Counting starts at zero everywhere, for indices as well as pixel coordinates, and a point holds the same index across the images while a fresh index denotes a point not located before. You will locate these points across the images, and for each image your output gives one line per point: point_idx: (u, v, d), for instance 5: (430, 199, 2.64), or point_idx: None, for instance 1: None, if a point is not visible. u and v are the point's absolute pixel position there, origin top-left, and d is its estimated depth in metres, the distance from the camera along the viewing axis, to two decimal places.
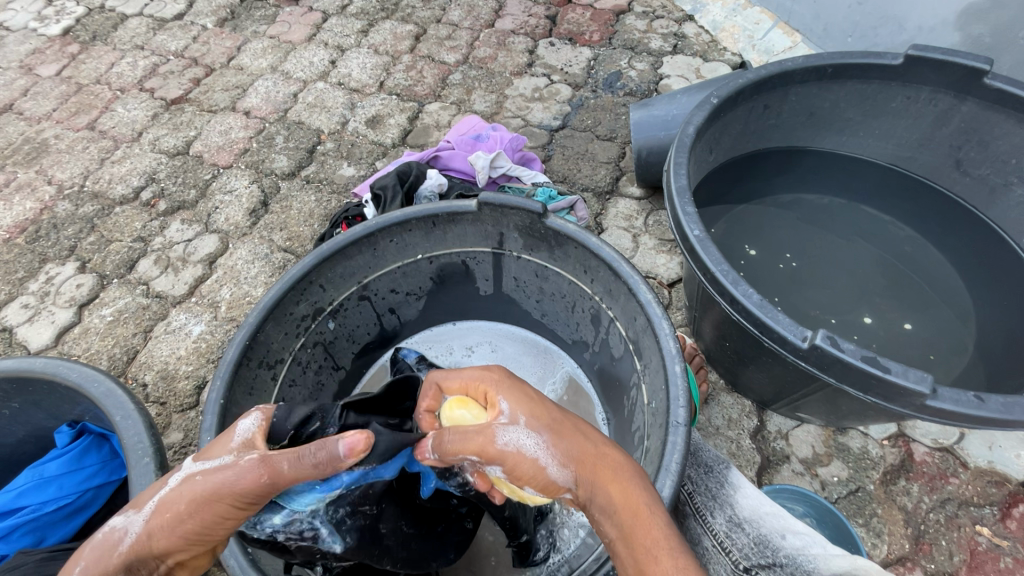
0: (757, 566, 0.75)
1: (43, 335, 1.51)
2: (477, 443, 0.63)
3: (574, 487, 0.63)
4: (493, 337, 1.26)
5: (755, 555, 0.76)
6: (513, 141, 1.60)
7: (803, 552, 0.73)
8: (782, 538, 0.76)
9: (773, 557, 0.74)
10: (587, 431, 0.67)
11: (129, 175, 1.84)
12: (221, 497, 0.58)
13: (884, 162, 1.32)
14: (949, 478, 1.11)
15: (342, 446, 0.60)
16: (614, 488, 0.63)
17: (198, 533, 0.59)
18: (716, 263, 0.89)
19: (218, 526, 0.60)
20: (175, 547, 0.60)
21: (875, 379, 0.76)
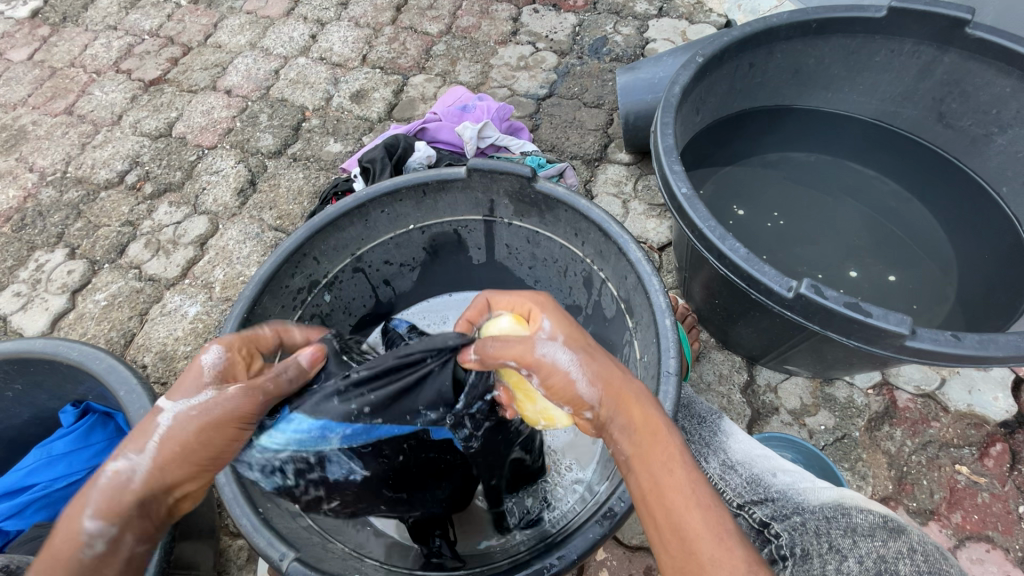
0: (749, 502, 0.78)
1: (38, 322, 1.51)
2: (517, 350, 0.67)
3: (597, 406, 0.65)
4: None
5: (747, 492, 0.80)
6: (500, 111, 1.58)
7: (793, 486, 0.78)
8: (774, 476, 0.81)
9: (764, 493, 0.79)
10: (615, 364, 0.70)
11: (112, 159, 1.81)
12: (227, 420, 0.64)
13: (869, 118, 1.33)
14: (930, 422, 1.16)
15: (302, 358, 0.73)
16: (634, 412, 0.64)
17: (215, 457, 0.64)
18: (703, 219, 0.90)
19: (228, 448, 0.65)
20: (188, 478, 0.63)
21: (857, 324, 0.79)
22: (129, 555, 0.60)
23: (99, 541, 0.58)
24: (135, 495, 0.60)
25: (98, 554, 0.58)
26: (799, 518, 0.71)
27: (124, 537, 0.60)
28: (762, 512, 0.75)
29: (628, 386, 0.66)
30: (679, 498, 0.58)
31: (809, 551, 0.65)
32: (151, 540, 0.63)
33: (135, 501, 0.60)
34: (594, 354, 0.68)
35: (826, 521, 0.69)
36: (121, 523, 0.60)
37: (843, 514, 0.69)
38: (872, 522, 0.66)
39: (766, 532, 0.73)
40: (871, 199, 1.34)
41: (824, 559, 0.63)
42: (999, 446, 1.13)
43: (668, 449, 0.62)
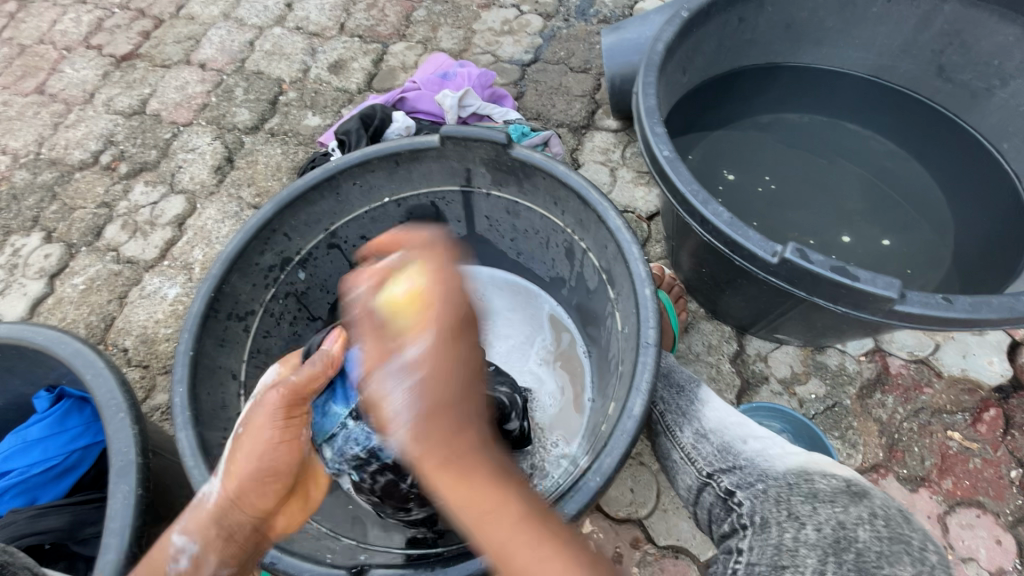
0: (718, 471, 0.77)
1: (16, 307, 1.48)
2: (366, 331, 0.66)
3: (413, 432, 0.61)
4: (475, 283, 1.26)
5: (718, 460, 0.78)
6: (481, 78, 1.52)
7: (761, 454, 0.76)
8: (744, 443, 0.79)
9: (733, 460, 0.77)
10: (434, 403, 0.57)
11: (85, 139, 1.76)
12: (265, 425, 0.64)
13: (866, 74, 1.27)
14: (923, 388, 1.13)
15: (326, 345, 0.72)
16: (455, 476, 0.56)
17: (263, 468, 0.63)
18: (685, 183, 0.86)
19: (272, 458, 0.64)
20: (250, 499, 0.63)
21: (844, 289, 0.76)
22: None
23: (184, 556, 0.61)
24: (208, 517, 0.63)
25: (184, 568, 0.61)
26: (763, 486, 0.71)
27: (207, 561, 0.61)
28: (728, 481, 0.75)
29: (453, 444, 0.56)
30: (520, 565, 0.54)
31: (768, 519, 0.67)
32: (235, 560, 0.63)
33: (210, 521, 0.63)
34: (437, 393, 0.57)
35: (788, 488, 0.69)
36: (203, 541, 0.62)
37: (806, 481, 0.70)
38: (833, 489, 0.67)
39: (731, 501, 0.73)
40: (867, 160, 1.29)
41: (782, 528, 0.65)
42: (993, 412, 1.11)
43: (504, 513, 0.55)
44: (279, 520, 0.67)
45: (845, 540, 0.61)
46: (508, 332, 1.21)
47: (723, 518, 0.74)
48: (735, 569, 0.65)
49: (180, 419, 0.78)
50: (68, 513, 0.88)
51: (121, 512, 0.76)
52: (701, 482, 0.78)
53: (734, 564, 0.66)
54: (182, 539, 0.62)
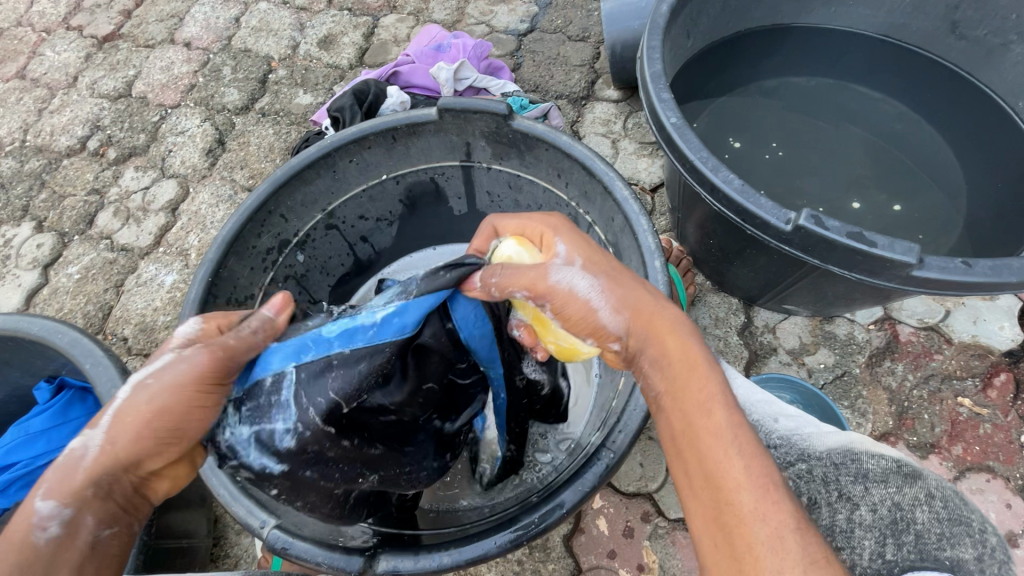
0: None
1: (12, 299, 1.46)
2: (529, 277, 0.64)
3: (625, 334, 0.62)
4: None
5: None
6: (477, 48, 1.47)
7: (796, 432, 0.73)
8: (775, 422, 0.76)
9: (765, 440, 0.74)
10: (648, 287, 0.64)
11: (71, 125, 1.71)
12: (173, 385, 0.57)
13: (875, 34, 1.23)
14: (933, 355, 1.12)
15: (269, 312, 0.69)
16: (670, 338, 0.59)
17: (153, 422, 0.57)
18: (694, 151, 0.83)
19: (180, 417, 0.58)
20: (135, 457, 0.56)
21: (860, 256, 0.74)
22: (94, 540, 0.56)
23: (53, 523, 0.53)
24: (80, 480, 0.55)
25: (56, 538, 0.53)
26: (805, 466, 0.68)
27: (81, 522, 0.55)
28: None
29: (659, 313, 0.61)
30: (723, 444, 0.53)
31: (816, 500, 0.64)
32: (120, 521, 0.58)
33: (84, 482, 0.55)
34: (617, 278, 0.63)
35: (835, 468, 0.66)
36: (77, 505, 0.55)
37: (853, 460, 0.66)
38: (885, 468, 0.64)
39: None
40: (875, 124, 1.26)
41: (833, 509, 0.63)
42: (1004, 376, 1.10)
43: (706, 387, 0.56)
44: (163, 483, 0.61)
45: (903, 522, 0.59)
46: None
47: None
48: None
49: None
50: None
51: None
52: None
53: None
54: (49, 504, 0.54)
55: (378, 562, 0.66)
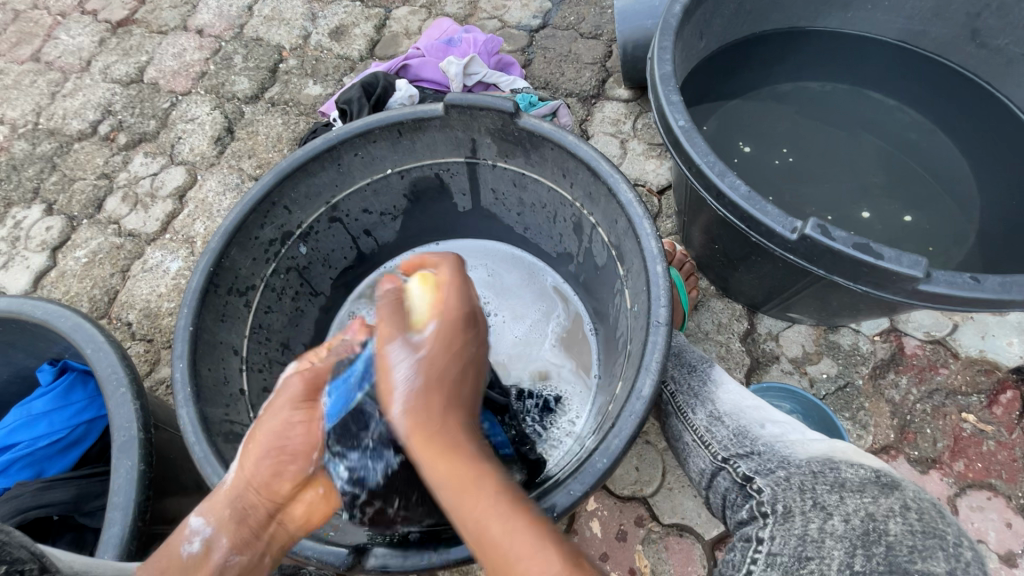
0: (734, 454, 0.74)
1: (20, 280, 1.47)
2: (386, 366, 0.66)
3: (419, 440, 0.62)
4: (490, 261, 1.22)
5: (733, 445, 0.75)
6: (487, 44, 1.46)
7: (781, 439, 0.73)
8: (762, 428, 0.76)
9: (751, 445, 0.74)
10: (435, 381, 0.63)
11: (83, 109, 1.72)
12: (279, 408, 0.65)
13: (894, 40, 1.20)
14: (938, 369, 1.11)
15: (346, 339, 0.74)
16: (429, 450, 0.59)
17: (277, 442, 0.62)
18: (701, 155, 0.82)
19: (287, 433, 0.63)
20: (258, 484, 0.61)
21: (866, 267, 0.72)
22: (223, 562, 0.58)
23: (197, 537, 0.59)
24: (223, 499, 0.61)
25: (196, 552, 0.58)
26: (784, 474, 0.66)
27: (218, 539, 0.58)
28: (747, 467, 0.71)
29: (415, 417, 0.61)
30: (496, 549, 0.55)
31: (791, 509, 0.61)
32: (249, 548, 0.59)
33: (225, 502, 0.60)
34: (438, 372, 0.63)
35: (812, 476, 0.64)
36: (218, 521, 0.59)
37: (831, 469, 0.64)
38: (863, 478, 0.62)
39: (749, 488, 0.69)
40: (889, 132, 1.24)
41: (806, 517, 0.60)
42: (1010, 394, 1.08)
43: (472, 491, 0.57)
44: (296, 509, 0.63)
45: (875, 533, 0.55)
46: (524, 316, 1.17)
47: (740, 506, 0.70)
48: (754, 560, 0.60)
49: (181, 395, 0.77)
50: (75, 486, 0.89)
51: (124, 488, 0.75)
52: (716, 466, 0.76)
53: (753, 554, 0.60)
54: (200, 521, 0.60)
55: (368, 558, 0.66)
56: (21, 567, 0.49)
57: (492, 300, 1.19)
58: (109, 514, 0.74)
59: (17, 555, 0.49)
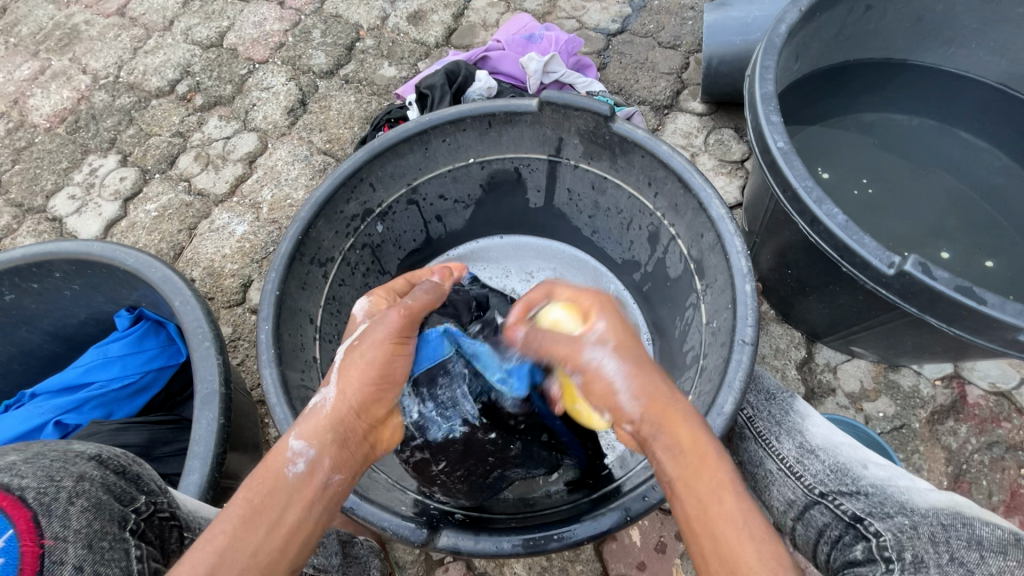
0: (833, 491, 0.77)
1: (92, 226, 1.52)
2: (566, 351, 0.63)
3: (636, 421, 0.58)
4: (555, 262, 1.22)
5: (832, 481, 0.78)
6: (568, 44, 1.46)
7: (890, 484, 0.75)
8: (864, 469, 0.78)
9: (854, 485, 0.76)
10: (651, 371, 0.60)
11: (163, 67, 1.77)
12: (378, 341, 0.65)
13: (992, 82, 1.17)
14: (1001, 422, 1.08)
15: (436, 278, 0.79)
16: (675, 438, 0.56)
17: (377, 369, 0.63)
18: (799, 178, 0.81)
19: (387, 367, 0.64)
20: (360, 410, 0.62)
21: (965, 311, 0.71)
22: (326, 482, 0.58)
23: (302, 459, 0.57)
24: (324, 423, 0.60)
25: (301, 472, 0.57)
26: (907, 520, 0.68)
27: (322, 463, 0.58)
28: (855, 507, 0.73)
29: (673, 403, 0.58)
30: (729, 533, 0.51)
31: (923, 559, 0.62)
32: (348, 468, 0.60)
33: (327, 426, 0.60)
34: (643, 364, 0.60)
35: (943, 528, 0.65)
36: (320, 445, 0.58)
37: (964, 524, 0.65)
38: (1001, 539, 0.63)
39: (862, 528, 0.70)
40: (973, 174, 1.21)
41: (943, 569, 0.60)
42: None
43: (715, 473, 0.54)
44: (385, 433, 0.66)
45: None
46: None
47: (847, 544, 0.71)
48: None
49: (265, 355, 0.80)
50: (146, 431, 0.93)
51: (204, 438, 0.79)
52: (810, 500, 0.78)
53: None
54: (299, 444, 0.58)
55: (440, 537, 0.68)
56: (155, 498, 0.56)
57: None
58: (189, 462, 0.77)
59: (150, 487, 0.57)
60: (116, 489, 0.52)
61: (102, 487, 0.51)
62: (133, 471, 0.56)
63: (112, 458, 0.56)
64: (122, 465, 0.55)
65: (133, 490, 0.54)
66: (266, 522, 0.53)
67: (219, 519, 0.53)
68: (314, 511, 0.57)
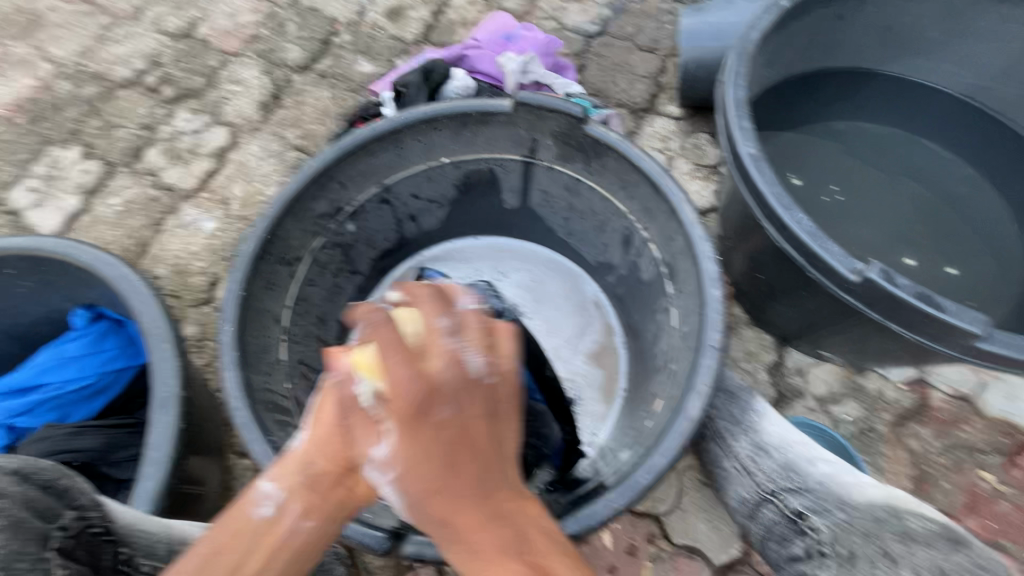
0: (783, 488, 0.79)
1: (52, 221, 1.47)
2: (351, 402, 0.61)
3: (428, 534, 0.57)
4: (531, 266, 1.22)
5: (781, 478, 0.80)
6: (547, 44, 1.46)
7: (833, 478, 0.77)
8: (812, 465, 0.79)
9: (801, 481, 0.78)
10: (440, 484, 0.55)
11: (130, 57, 1.71)
12: (345, 377, 0.61)
13: (957, 93, 1.20)
14: (961, 425, 1.11)
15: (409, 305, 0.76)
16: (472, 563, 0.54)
17: (353, 406, 0.60)
18: (769, 184, 0.82)
19: (354, 407, 0.59)
20: (331, 451, 0.60)
21: (925, 318, 0.73)
22: (292, 528, 0.57)
23: (268, 502, 0.57)
24: (294, 465, 0.60)
25: (267, 515, 0.57)
26: (844, 515, 0.73)
27: (290, 505, 0.58)
28: (799, 503, 0.76)
29: (466, 521, 0.55)
30: None
31: (854, 554, 0.68)
32: (319, 514, 0.59)
33: (297, 469, 0.59)
34: (417, 465, 0.55)
35: (876, 522, 0.70)
36: (287, 489, 0.58)
37: (896, 517, 0.70)
38: (930, 531, 0.66)
39: (804, 524, 0.75)
40: (938, 183, 1.24)
41: (873, 564, 0.66)
42: None
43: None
44: (367, 478, 0.61)
45: None
46: (557, 327, 1.17)
47: (791, 540, 0.76)
48: None
49: (226, 357, 0.77)
50: (102, 435, 0.89)
51: (161, 442, 0.76)
52: (761, 497, 0.81)
53: None
54: (270, 487, 0.59)
55: (405, 544, 0.67)
56: (86, 513, 0.53)
57: (528, 304, 1.18)
58: (144, 468, 0.74)
59: (82, 501, 0.54)
60: (39, 506, 0.49)
61: (23, 505, 0.48)
62: (62, 484, 0.53)
63: (36, 471, 0.52)
64: (46, 479, 0.52)
65: (60, 505, 0.51)
66: (227, 567, 0.55)
67: (184, 558, 0.55)
68: (280, 557, 0.57)
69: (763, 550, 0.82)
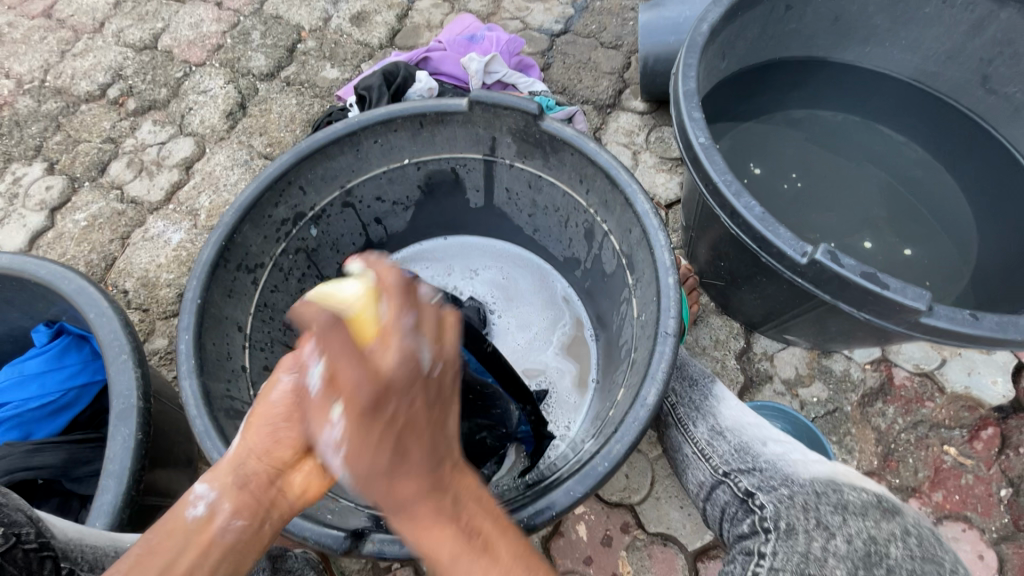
0: (735, 469, 0.79)
1: (16, 239, 1.45)
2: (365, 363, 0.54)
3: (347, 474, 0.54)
4: (503, 264, 1.22)
5: (734, 460, 0.80)
6: (509, 44, 1.46)
7: (783, 458, 0.78)
8: (763, 446, 0.80)
9: (752, 461, 0.79)
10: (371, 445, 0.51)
11: (93, 71, 1.69)
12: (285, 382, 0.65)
13: (907, 77, 1.23)
14: (925, 402, 1.13)
15: None
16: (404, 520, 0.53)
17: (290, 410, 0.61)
18: (719, 172, 0.84)
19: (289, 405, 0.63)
20: (262, 453, 0.62)
21: (872, 296, 0.75)
22: (223, 527, 0.58)
23: (201, 501, 0.59)
24: (227, 468, 0.61)
25: (199, 515, 0.58)
26: (787, 492, 0.72)
27: (221, 505, 0.59)
28: (748, 482, 0.76)
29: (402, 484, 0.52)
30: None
31: (795, 526, 0.67)
32: (249, 514, 0.59)
33: (230, 471, 0.61)
34: (359, 430, 0.50)
35: (816, 496, 0.70)
36: (221, 488, 0.59)
37: (836, 491, 0.71)
38: (865, 502, 0.69)
39: (750, 503, 0.74)
40: (894, 167, 1.27)
41: (811, 536, 0.66)
42: (991, 430, 1.11)
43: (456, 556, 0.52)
44: (297, 479, 0.63)
45: (877, 554, 0.63)
46: (526, 322, 1.17)
47: (740, 519, 0.75)
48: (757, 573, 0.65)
49: (184, 366, 0.77)
50: (64, 451, 0.88)
51: (119, 455, 0.75)
52: (716, 480, 0.81)
53: (755, 567, 0.66)
54: (203, 488, 0.60)
55: (366, 543, 0.67)
56: (17, 529, 0.53)
57: (498, 302, 1.19)
58: (104, 481, 0.74)
59: (14, 518, 0.53)
60: None
61: None
62: None
63: None
64: None
65: None
66: (159, 563, 0.55)
67: (116, 563, 0.55)
68: (209, 557, 0.56)
69: (719, 533, 0.82)
